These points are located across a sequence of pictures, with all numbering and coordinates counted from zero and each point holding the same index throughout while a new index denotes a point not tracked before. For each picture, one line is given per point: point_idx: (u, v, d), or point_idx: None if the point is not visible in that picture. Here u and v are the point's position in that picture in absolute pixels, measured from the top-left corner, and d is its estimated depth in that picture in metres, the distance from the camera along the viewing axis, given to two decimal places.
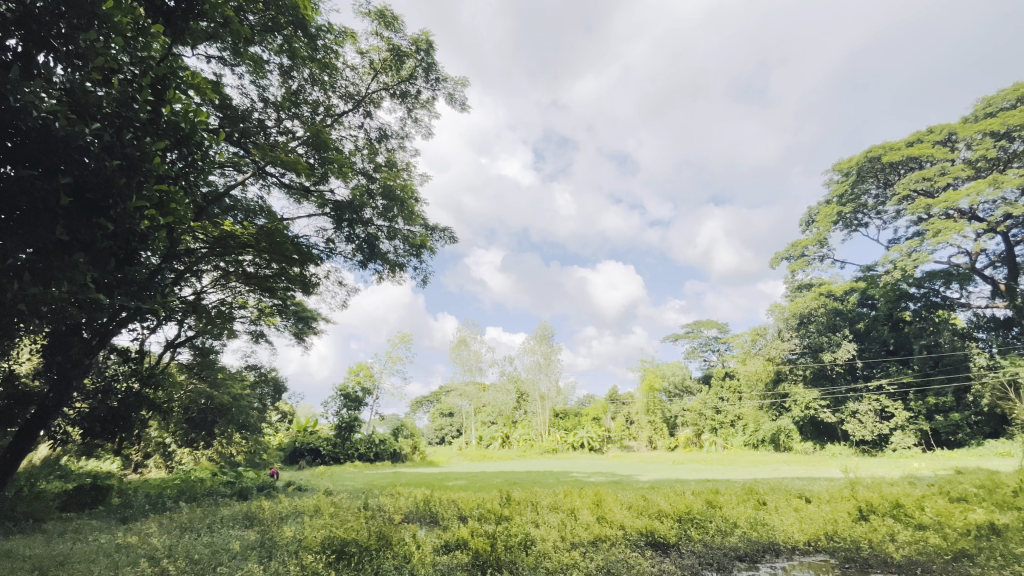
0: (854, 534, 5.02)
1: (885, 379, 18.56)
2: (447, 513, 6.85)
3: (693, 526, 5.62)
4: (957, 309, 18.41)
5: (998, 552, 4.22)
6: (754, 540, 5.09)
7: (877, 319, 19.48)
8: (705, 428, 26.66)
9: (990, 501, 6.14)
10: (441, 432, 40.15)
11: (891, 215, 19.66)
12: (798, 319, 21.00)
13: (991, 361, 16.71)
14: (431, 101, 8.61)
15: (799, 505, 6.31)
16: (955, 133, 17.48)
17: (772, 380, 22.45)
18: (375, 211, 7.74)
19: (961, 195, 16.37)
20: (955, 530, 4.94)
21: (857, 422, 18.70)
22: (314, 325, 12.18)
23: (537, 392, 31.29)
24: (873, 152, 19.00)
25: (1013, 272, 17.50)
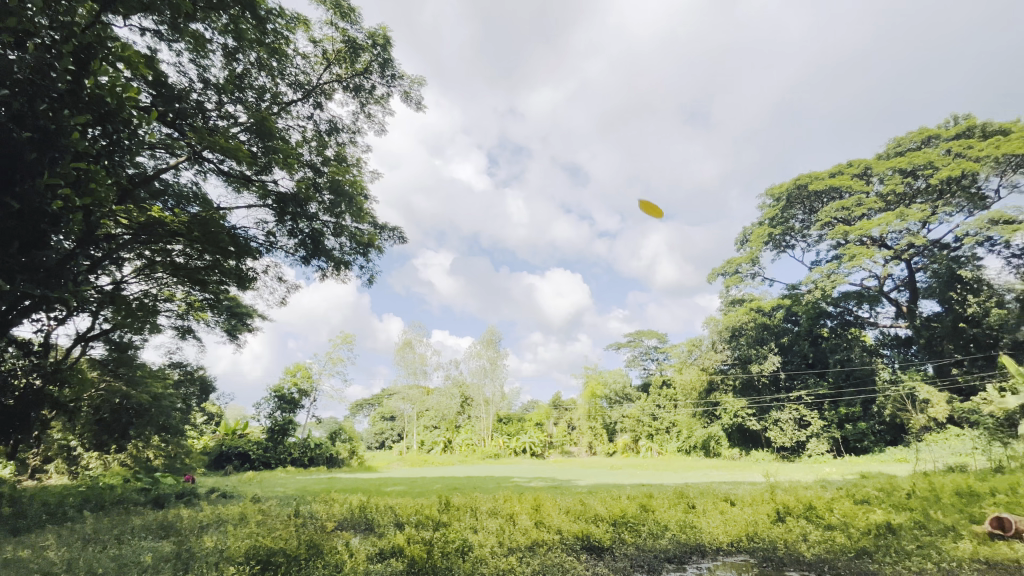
0: (772, 534, 5.38)
1: (804, 391, 20.07)
2: (384, 520, 6.66)
3: (626, 529, 5.80)
4: (867, 327, 20.21)
5: (895, 549, 4.65)
6: (682, 542, 5.31)
7: (799, 334, 21.06)
8: (641, 435, 27.67)
9: (888, 502, 6.79)
10: (382, 435, 39.19)
11: (814, 239, 21.32)
12: (730, 332, 22.28)
13: (893, 375, 18.49)
14: (385, 98, 8.44)
15: (724, 508, 6.69)
16: (870, 168, 19.28)
17: (705, 390, 23.64)
18: (321, 206, 7.47)
19: (872, 225, 18.07)
20: (859, 529, 5.40)
21: (778, 430, 20.07)
22: (249, 321, 11.54)
23: (481, 396, 31.23)
24: (800, 180, 20.60)
25: (913, 295, 19.47)
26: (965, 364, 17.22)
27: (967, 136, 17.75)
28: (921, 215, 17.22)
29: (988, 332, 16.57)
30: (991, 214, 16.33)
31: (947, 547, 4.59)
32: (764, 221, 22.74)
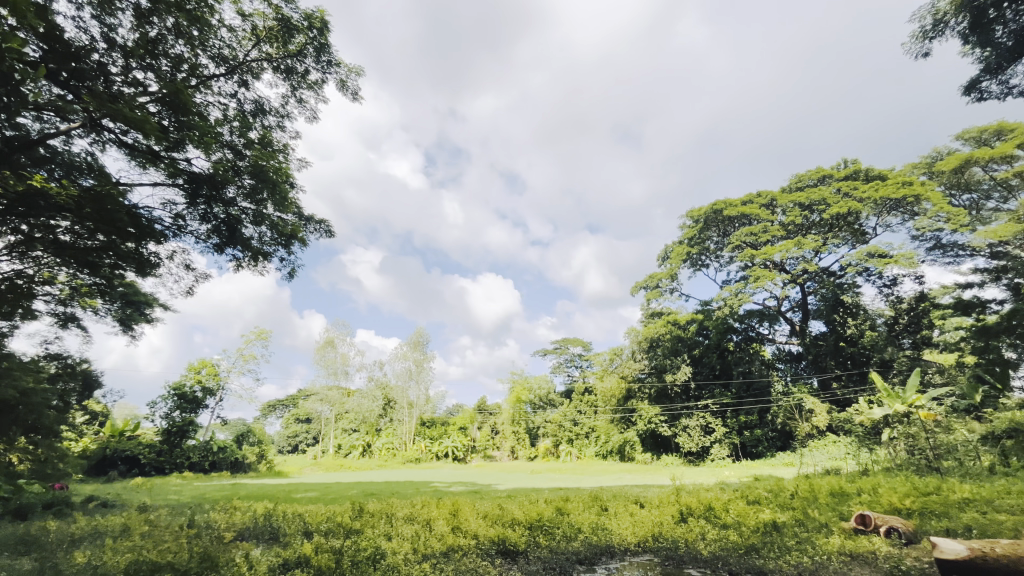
0: (674, 533, 5.76)
1: (711, 400, 21.67)
2: (291, 528, 6.27)
3: (540, 532, 5.92)
4: (766, 343, 22.22)
5: (778, 544, 5.14)
6: (594, 544, 5.48)
7: (708, 346, 22.54)
8: (562, 439, 28.48)
9: (774, 502, 7.51)
10: (295, 438, 37.08)
11: (726, 260, 23.11)
12: (649, 343, 23.57)
13: (785, 387, 20.43)
14: (319, 84, 8.06)
15: (634, 509, 7.06)
16: (775, 200, 21.34)
17: (623, 397, 24.77)
18: (240, 190, 6.95)
19: (775, 250, 19.92)
20: (748, 527, 5.93)
21: (687, 435, 21.49)
22: (148, 311, 10.46)
23: (405, 399, 30.48)
24: (717, 206, 22.28)
25: (805, 316, 21.73)
26: (842, 379, 19.46)
27: (854, 178, 20.19)
28: (815, 244, 19.30)
29: (862, 351, 19.05)
30: (869, 248, 18.63)
31: (822, 543, 5.11)
32: (684, 240, 24.32)
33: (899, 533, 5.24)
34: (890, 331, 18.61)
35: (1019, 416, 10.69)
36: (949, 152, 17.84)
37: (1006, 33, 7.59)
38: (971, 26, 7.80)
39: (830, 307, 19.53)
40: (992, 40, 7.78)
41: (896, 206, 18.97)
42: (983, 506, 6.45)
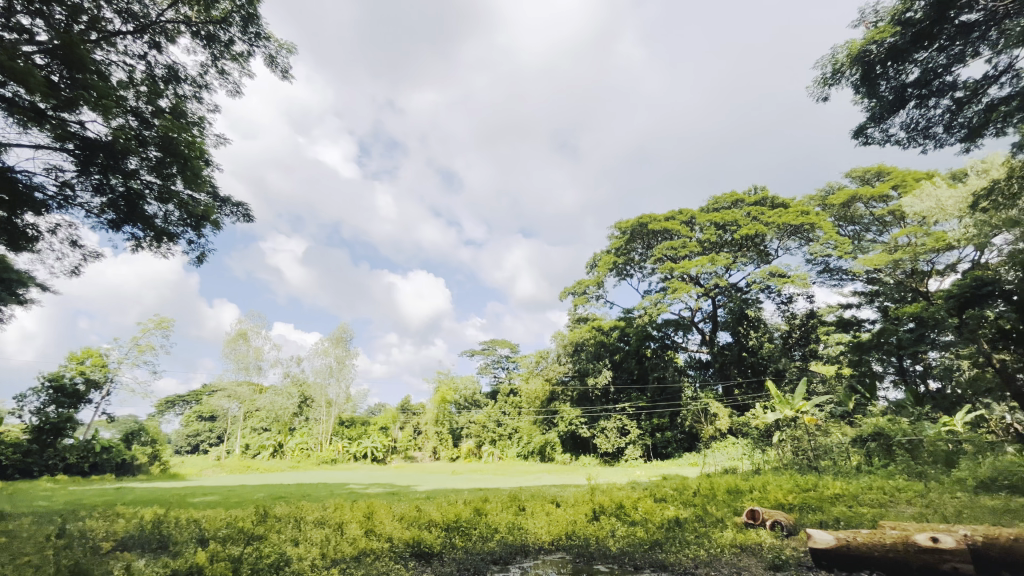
0: (586, 531, 5.97)
1: (628, 403, 22.79)
2: (184, 536, 5.74)
3: (457, 533, 5.91)
4: (680, 350, 23.71)
5: (679, 539, 5.52)
6: (509, 544, 5.54)
7: (628, 352, 23.82)
8: (485, 440, 28.59)
9: (678, 500, 8.04)
10: (197, 437, 34.12)
11: (648, 271, 24.37)
12: (573, 347, 24.30)
13: (694, 393, 21.79)
14: (244, 57, 7.50)
15: (550, 509, 7.24)
16: (693, 219, 22.94)
17: (546, 399, 25.30)
18: (144, 163, 6.25)
19: (692, 265, 21.33)
20: (654, 524, 6.29)
21: (604, 437, 22.41)
22: (19, 291, 9.12)
23: (322, 397, 29.04)
24: (643, 219, 23.42)
25: (714, 327, 23.51)
26: (743, 386, 21.28)
27: (762, 204, 22.18)
28: (726, 261, 20.97)
29: (761, 361, 20.95)
30: (771, 268, 20.53)
31: (717, 537, 5.53)
32: (611, 250, 25.33)
33: (782, 526, 5.81)
34: (784, 344, 20.68)
35: (881, 422, 12.33)
36: (840, 188, 20.16)
37: (888, 88, 8.73)
38: (862, 79, 8.87)
39: (736, 319, 21.12)
40: (877, 93, 8.90)
41: (795, 231, 20.85)
42: (848, 500, 7.37)
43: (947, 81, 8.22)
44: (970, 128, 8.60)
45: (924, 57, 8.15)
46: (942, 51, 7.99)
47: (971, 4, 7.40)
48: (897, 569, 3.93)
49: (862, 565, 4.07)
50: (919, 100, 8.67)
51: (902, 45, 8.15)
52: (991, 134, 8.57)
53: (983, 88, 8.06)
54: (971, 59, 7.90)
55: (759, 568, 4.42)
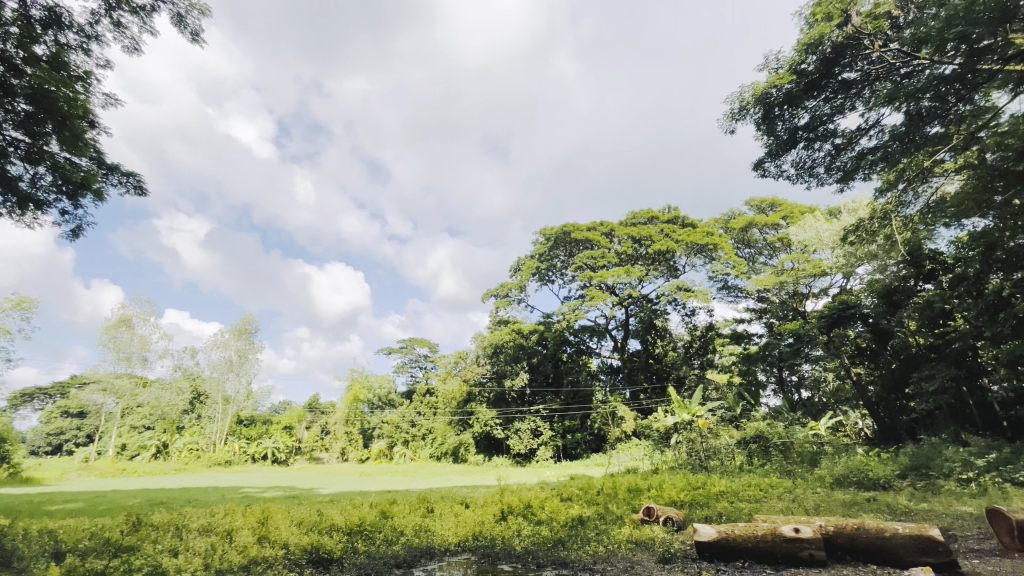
0: (493, 531, 6.03)
1: (542, 405, 23.38)
2: (32, 550, 4.96)
3: (360, 538, 5.68)
4: (594, 356, 24.75)
5: (580, 536, 5.77)
6: (414, 547, 5.45)
7: (545, 356, 24.38)
8: (397, 441, 27.92)
9: (583, 499, 8.39)
10: (59, 436, 29.75)
11: (568, 278, 25.17)
12: (492, 348, 24.36)
13: (605, 396, 22.80)
14: (146, 12, 6.71)
15: (459, 510, 7.20)
16: (613, 231, 24.12)
17: (463, 399, 25.21)
18: (8, 116, 5.40)
19: (609, 275, 22.38)
20: (559, 522, 6.50)
21: (517, 438, 22.79)
22: None
23: (220, 394, 27.29)
24: (567, 227, 24.16)
25: (625, 334, 24.87)
26: (648, 390, 22.68)
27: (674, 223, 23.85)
28: (640, 273, 22.30)
29: (664, 367, 22.50)
30: (678, 282, 22.12)
31: (616, 533, 5.85)
32: (534, 255, 25.77)
33: (672, 521, 6.28)
34: (686, 353, 22.38)
35: (762, 427, 13.66)
36: (740, 214, 22.22)
37: (783, 128, 9.79)
38: (762, 117, 9.87)
39: (646, 328, 22.52)
40: (774, 131, 9.92)
41: (700, 250, 22.61)
42: (730, 497, 8.13)
43: (830, 128, 9.38)
44: (844, 172, 9.86)
45: (814, 105, 9.26)
46: (827, 102, 9.19)
47: (852, 65, 8.75)
48: (765, 556, 4.40)
49: (737, 554, 4.50)
50: (807, 143, 9.79)
51: (797, 91, 9.21)
52: (860, 179, 9.89)
53: (856, 139, 9.34)
54: (848, 112, 9.10)
55: (650, 561, 4.73)
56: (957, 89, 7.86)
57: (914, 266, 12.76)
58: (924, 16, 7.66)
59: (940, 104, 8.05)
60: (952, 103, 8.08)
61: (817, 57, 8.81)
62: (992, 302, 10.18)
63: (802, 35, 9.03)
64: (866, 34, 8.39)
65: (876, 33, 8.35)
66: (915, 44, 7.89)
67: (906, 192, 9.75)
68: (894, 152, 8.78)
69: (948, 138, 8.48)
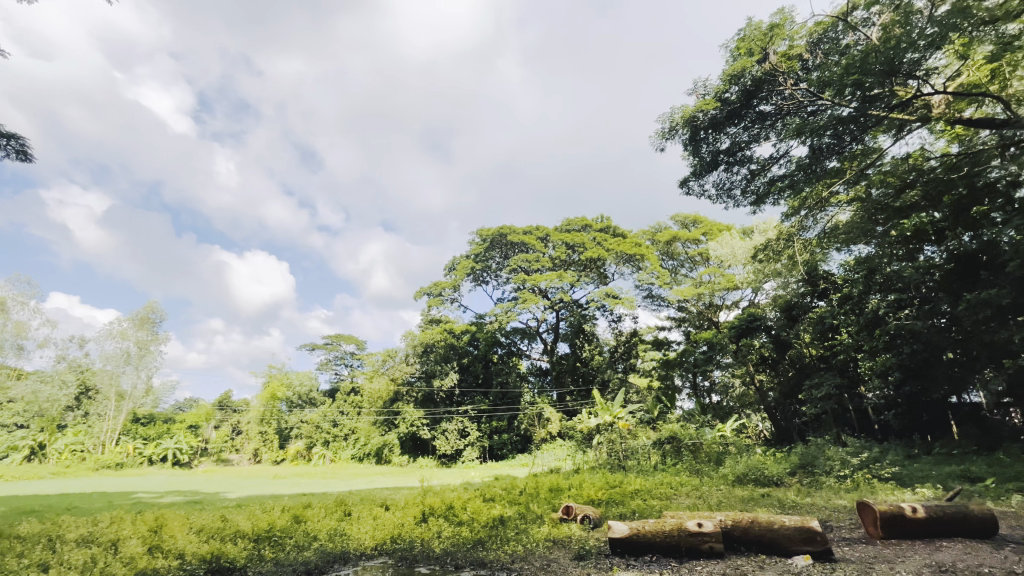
0: (411, 534, 5.93)
1: (470, 406, 23.29)
2: None
3: (268, 544, 5.35)
4: (524, 357, 25.11)
5: (500, 536, 5.83)
6: (327, 552, 5.22)
7: (476, 356, 24.24)
8: (317, 441, 26.71)
9: (506, 499, 8.48)
10: None
11: (503, 280, 25.31)
12: (422, 347, 23.72)
13: (532, 398, 23.25)
14: None
15: (378, 513, 6.99)
16: (548, 236, 24.62)
17: (389, 399, 24.59)
18: None
19: (542, 279, 22.76)
20: (479, 523, 6.53)
21: (444, 438, 22.57)
22: None
23: (113, 389, 24.84)
24: (503, 230, 24.27)
25: (555, 337, 25.42)
26: (574, 393, 23.37)
27: (606, 232, 24.83)
28: (572, 279, 22.97)
29: (590, 371, 23.33)
30: (607, 289, 22.99)
31: (534, 533, 5.95)
32: (469, 255, 25.59)
33: (589, 519, 6.53)
34: (611, 357, 23.37)
35: (676, 428, 14.44)
36: (666, 228, 23.55)
37: (707, 151, 10.49)
38: (689, 139, 10.52)
39: (575, 332, 23.27)
40: (699, 153, 10.61)
41: (629, 259, 23.70)
42: (643, 494, 8.59)
43: (747, 154, 10.18)
44: (757, 196, 10.74)
45: (734, 132, 10.03)
46: (745, 130, 9.97)
47: (767, 98, 9.57)
48: (670, 550, 4.67)
49: (645, 549, 4.74)
50: (727, 166, 10.56)
51: (720, 118, 9.94)
52: (770, 203, 10.83)
53: (768, 166, 10.22)
54: (763, 141, 9.94)
55: (565, 559, 4.88)
56: (852, 130, 8.73)
57: (810, 284, 14.33)
58: (829, 62, 8.63)
59: (837, 142, 8.96)
60: (846, 141, 8.96)
61: (739, 87, 9.59)
62: (870, 319, 11.76)
63: (727, 65, 9.77)
64: (781, 72, 9.26)
65: (789, 72, 9.23)
66: (821, 87, 8.83)
67: (807, 218, 10.73)
68: (799, 181, 9.67)
69: (842, 172, 9.56)
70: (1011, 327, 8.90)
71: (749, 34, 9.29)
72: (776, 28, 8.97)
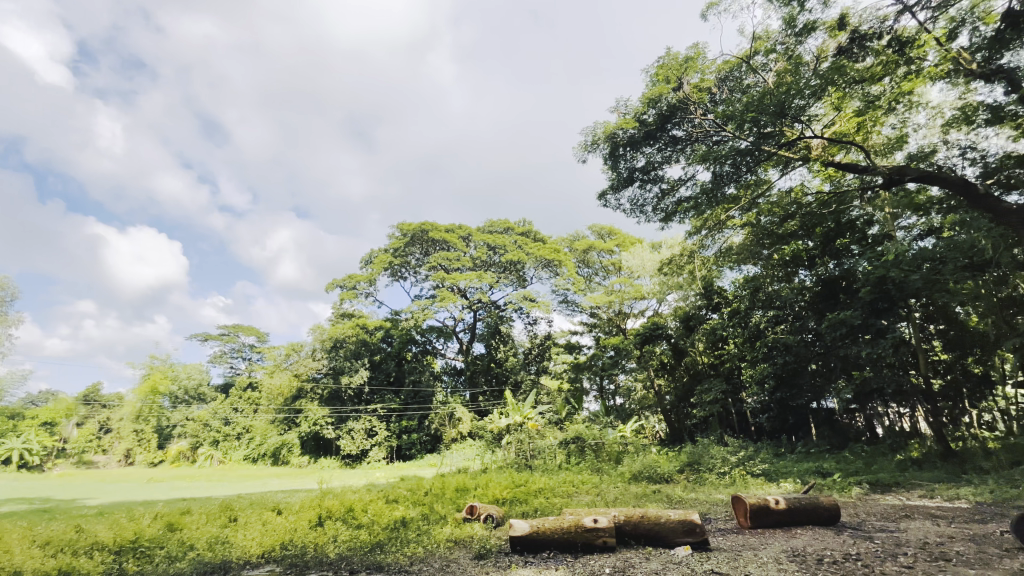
0: (304, 539, 5.60)
1: (380, 405, 22.51)
2: None
3: (132, 557, 4.77)
4: (438, 356, 24.81)
5: (400, 538, 5.69)
6: (203, 562, 4.78)
7: (389, 354, 23.53)
8: (204, 441, 25.50)
9: (408, 500, 8.29)
10: None
11: (421, 277, 24.81)
12: (332, 343, 22.41)
13: (444, 397, 23.04)
14: None
15: (268, 518, 6.51)
16: (470, 236, 24.62)
17: (291, 396, 23.24)
18: None
19: (462, 278, 22.68)
20: (379, 525, 6.32)
21: (349, 438, 21.69)
22: None
23: None
24: (425, 226, 23.76)
25: (471, 337, 25.41)
26: (487, 393, 23.53)
27: (526, 236, 25.40)
28: (491, 280, 23.19)
29: (503, 372, 23.63)
30: (524, 292, 23.46)
31: (435, 533, 5.90)
32: (388, 249, 24.76)
33: (492, 518, 6.63)
34: (524, 359, 23.89)
35: (581, 429, 15.06)
36: (583, 237, 24.50)
37: (624, 167, 11.10)
38: (609, 154, 11.08)
39: (491, 333, 23.49)
40: (617, 168, 11.20)
41: (547, 264, 24.41)
42: (545, 493, 8.86)
43: (659, 174, 10.92)
44: (665, 214, 11.55)
45: (648, 152, 10.72)
46: (658, 151, 10.70)
47: (680, 124, 10.32)
48: (566, 546, 4.87)
49: (543, 546, 4.90)
50: (641, 183, 11.24)
51: (638, 137, 10.59)
52: (676, 221, 11.69)
53: (677, 187, 11.04)
54: (673, 163, 10.73)
55: (465, 558, 4.88)
56: (747, 161, 9.66)
57: (706, 297, 15.87)
58: (732, 98, 9.52)
59: (735, 171, 9.87)
60: (742, 171, 9.90)
61: (655, 111, 10.30)
62: (753, 332, 13.16)
63: (646, 89, 10.45)
64: (692, 101, 10.08)
65: (699, 103, 10.04)
66: (725, 119, 9.72)
67: (706, 238, 11.73)
68: (701, 204, 10.55)
69: (738, 199, 10.59)
70: (859, 344, 10.41)
71: (667, 63, 10.01)
72: (690, 60, 9.76)
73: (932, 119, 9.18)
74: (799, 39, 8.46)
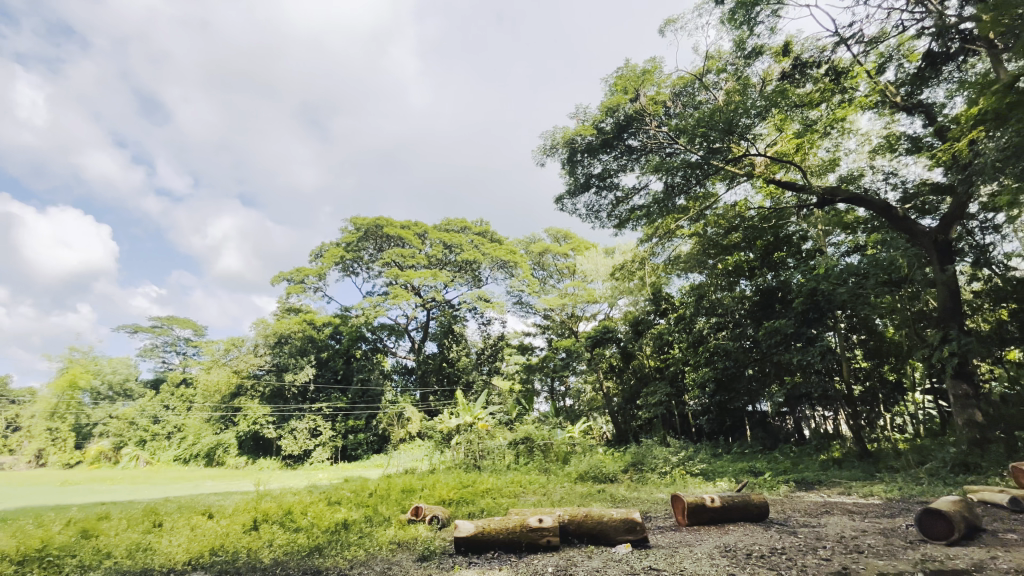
0: (237, 544, 5.32)
1: (325, 403, 21.78)
2: None
3: (37, 568, 4.37)
4: (389, 354, 24.25)
5: (341, 541, 5.51)
6: (122, 571, 4.46)
7: (337, 351, 22.79)
8: (128, 442, 24.01)
9: (350, 502, 8.05)
10: None
11: (374, 273, 24.16)
12: (276, 338, 21.62)
13: (394, 397, 22.54)
14: None
15: (198, 522, 6.15)
16: (425, 233, 24.28)
17: (230, 393, 22.12)
18: None
19: (416, 276, 22.35)
20: (319, 529, 6.10)
21: (291, 438, 20.86)
22: None
23: None
24: (379, 221, 23.15)
25: (423, 336, 25.05)
26: (437, 393, 23.22)
27: (483, 236, 25.35)
28: (446, 279, 23.02)
29: (455, 372, 23.45)
30: (479, 293, 23.41)
31: (378, 536, 5.77)
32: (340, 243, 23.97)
33: (437, 520, 6.54)
34: (477, 359, 23.81)
35: (531, 429, 15.20)
36: (539, 239, 24.70)
37: (581, 172, 11.31)
38: (567, 159, 11.25)
39: (444, 333, 23.26)
40: (574, 173, 11.40)
41: (503, 265, 24.49)
42: (492, 493, 8.86)
43: (614, 182, 11.21)
44: (619, 221, 11.86)
45: (605, 159, 11.00)
46: (614, 159, 10.98)
47: (635, 134, 10.62)
48: (511, 546, 4.90)
49: (487, 546, 4.91)
50: (597, 189, 11.49)
51: (595, 144, 10.80)
52: (629, 228, 12.02)
53: (630, 195, 11.36)
54: (628, 172, 11.05)
55: (408, 560, 4.82)
56: (696, 174, 10.08)
57: (654, 303, 16.46)
58: (685, 113, 9.93)
59: (685, 182, 10.26)
60: (692, 183, 10.32)
61: (613, 120, 10.55)
62: (696, 337, 13.74)
63: (605, 98, 10.69)
64: (648, 113, 10.40)
65: (654, 115, 10.38)
66: (677, 132, 10.11)
67: (657, 245, 12.15)
68: (653, 212, 10.90)
69: (687, 210, 11.04)
70: (792, 350, 11.07)
71: (625, 74, 10.27)
72: (647, 73, 10.09)
73: (861, 145, 9.93)
74: (748, 61, 9.06)
